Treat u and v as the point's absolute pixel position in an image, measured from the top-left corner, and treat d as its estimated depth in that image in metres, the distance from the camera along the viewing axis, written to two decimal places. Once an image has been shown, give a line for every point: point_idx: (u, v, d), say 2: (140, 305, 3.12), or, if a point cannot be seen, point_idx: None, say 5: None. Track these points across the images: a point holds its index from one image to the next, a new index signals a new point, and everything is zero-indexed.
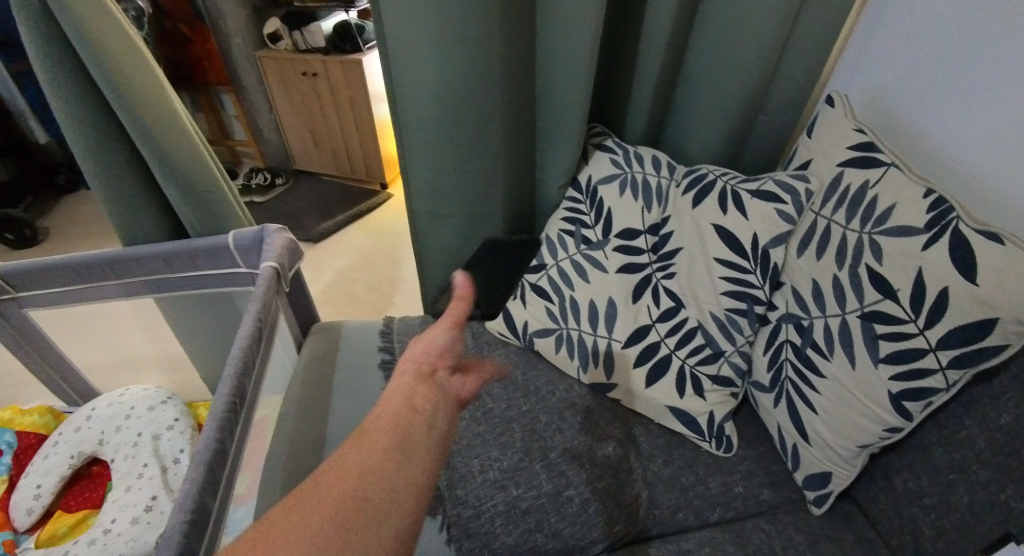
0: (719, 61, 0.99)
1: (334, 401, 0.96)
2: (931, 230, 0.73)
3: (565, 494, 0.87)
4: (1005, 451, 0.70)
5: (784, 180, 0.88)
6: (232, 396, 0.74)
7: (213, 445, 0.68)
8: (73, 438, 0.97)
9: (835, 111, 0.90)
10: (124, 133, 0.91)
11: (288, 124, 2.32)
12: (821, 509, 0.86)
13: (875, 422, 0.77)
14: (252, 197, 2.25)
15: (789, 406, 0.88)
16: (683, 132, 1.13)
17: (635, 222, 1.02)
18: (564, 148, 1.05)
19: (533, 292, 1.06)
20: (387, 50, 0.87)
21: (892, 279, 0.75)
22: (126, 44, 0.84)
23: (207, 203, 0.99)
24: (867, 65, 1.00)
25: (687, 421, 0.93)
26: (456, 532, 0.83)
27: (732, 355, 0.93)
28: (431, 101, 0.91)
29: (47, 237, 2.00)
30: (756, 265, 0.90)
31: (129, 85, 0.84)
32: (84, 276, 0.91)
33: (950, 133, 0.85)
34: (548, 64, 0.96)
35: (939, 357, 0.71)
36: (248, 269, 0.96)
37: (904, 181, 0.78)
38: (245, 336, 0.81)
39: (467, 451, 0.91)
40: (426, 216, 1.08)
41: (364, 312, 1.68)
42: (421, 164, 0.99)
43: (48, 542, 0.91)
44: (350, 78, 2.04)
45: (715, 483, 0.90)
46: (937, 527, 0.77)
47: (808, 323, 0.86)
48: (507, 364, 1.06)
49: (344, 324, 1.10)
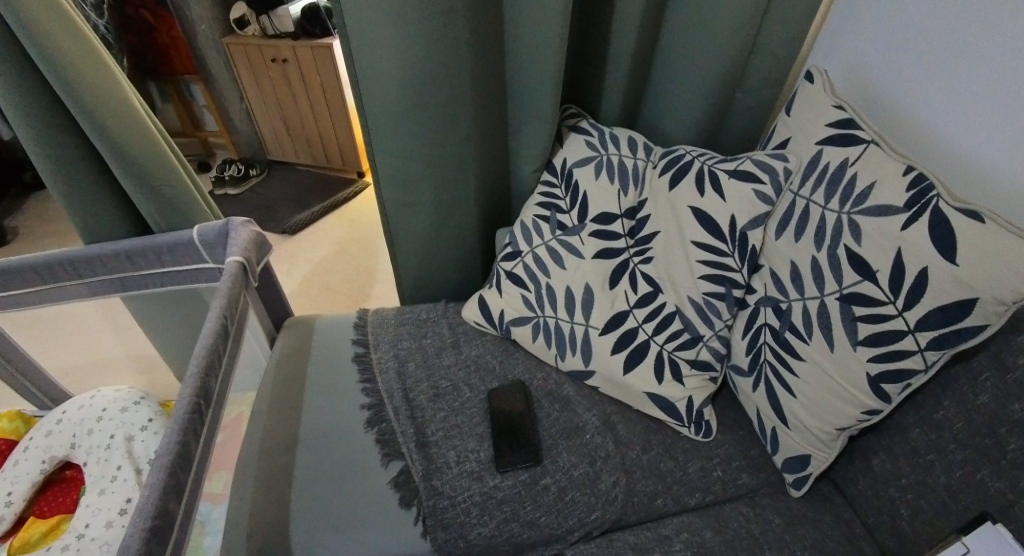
0: (694, 37, 0.96)
1: (306, 399, 0.96)
2: (911, 210, 0.70)
3: (541, 483, 0.86)
4: (983, 431, 0.69)
5: (761, 160, 0.86)
6: (195, 396, 0.71)
7: (175, 448, 0.65)
8: (44, 443, 0.96)
9: (815, 87, 0.87)
10: (76, 127, 0.88)
11: (260, 113, 2.29)
12: (800, 492, 0.85)
13: (854, 405, 0.76)
14: (227, 190, 2.23)
15: (768, 390, 0.87)
16: (660, 113, 1.10)
17: (611, 205, 0.99)
18: (537, 131, 1.02)
19: (510, 280, 1.04)
20: (347, 33, 0.83)
21: (870, 260, 0.73)
22: (72, 33, 0.80)
23: (168, 198, 0.97)
24: (848, 39, 0.97)
25: (666, 407, 0.92)
26: (431, 523, 0.81)
27: (710, 339, 0.92)
28: (397, 83, 0.87)
29: (15, 237, 1.97)
30: (734, 248, 0.88)
31: (79, 77, 0.80)
32: (45, 275, 0.89)
33: (933, 109, 0.82)
34: (517, 43, 0.93)
35: (917, 339, 0.70)
36: (215, 264, 0.94)
37: (883, 158, 0.75)
38: (209, 333, 0.78)
39: (442, 442, 0.90)
40: (397, 204, 1.05)
41: (340, 304, 1.66)
42: (389, 151, 0.96)
43: (21, 549, 0.92)
44: (320, 65, 2.02)
45: (694, 468, 0.89)
46: (915, 508, 0.76)
47: (786, 306, 0.84)
48: (483, 354, 1.04)
49: (316, 318, 1.11)
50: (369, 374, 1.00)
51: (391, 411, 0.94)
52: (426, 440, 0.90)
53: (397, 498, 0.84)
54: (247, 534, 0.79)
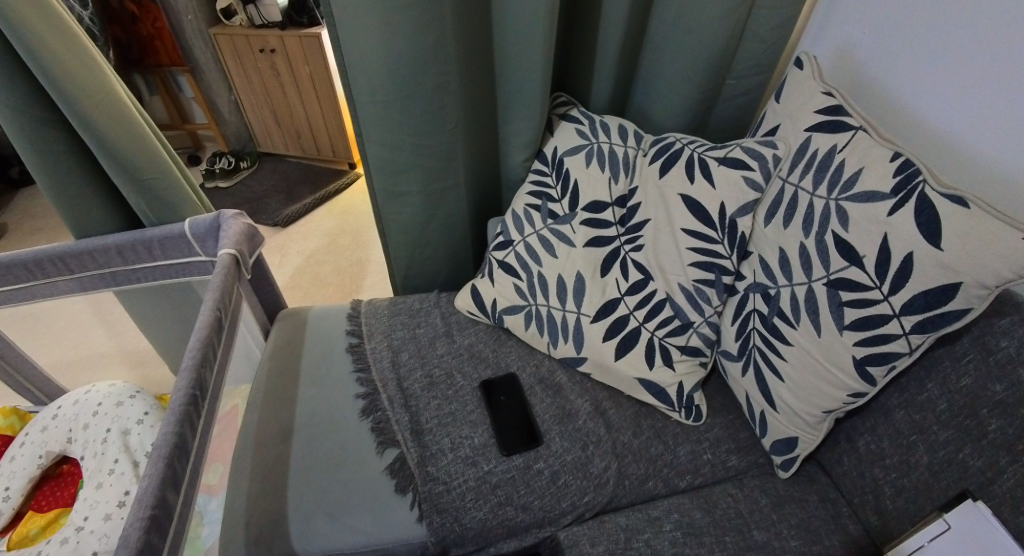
0: (684, 24, 0.96)
1: (301, 388, 0.97)
2: (897, 196, 0.71)
3: (535, 468, 0.88)
4: (964, 412, 0.70)
5: (751, 147, 0.86)
6: (191, 387, 0.71)
7: (172, 440, 0.65)
8: (40, 438, 0.98)
9: (803, 73, 0.87)
10: (63, 121, 0.87)
11: (248, 104, 2.27)
12: (787, 473, 0.87)
13: (840, 387, 0.78)
14: (217, 182, 2.22)
15: (757, 375, 0.89)
16: (650, 100, 1.10)
17: (601, 193, 1.00)
18: (527, 120, 1.02)
19: (501, 269, 1.05)
20: (335, 22, 0.83)
21: (857, 246, 0.74)
22: (54, 24, 0.80)
23: (158, 191, 0.96)
24: (837, 25, 0.97)
25: (657, 392, 0.94)
26: (426, 508, 0.83)
27: (700, 325, 0.93)
28: (384, 74, 0.86)
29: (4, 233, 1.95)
30: (723, 235, 0.88)
31: (62, 69, 0.80)
32: (37, 271, 0.89)
33: (922, 96, 0.83)
34: (506, 31, 0.93)
35: (902, 323, 0.71)
36: (206, 257, 0.94)
37: (871, 144, 0.76)
38: (202, 326, 0.77)
39: (437, 429, 0.91)
40: (387, 195, 1.05)
41: (333, 296, 1.67)
42: (379, 141, 0.96)
43: (20, 544, 0.93)
44: (310, 54, 2.00)
45: (684, 451, 0.91)
46: (897, 486, 0.78)
47: (774, 292, 0.85)
48: (476, 343, 1.05)
49: (309, 310, 1.11)
50: (363, 364, 1.01)
51: (385, 400, 0.95)
52: (420, 428, 0.91)
53: (392, 484, 0.85)
54: (245, 522, 0.80)
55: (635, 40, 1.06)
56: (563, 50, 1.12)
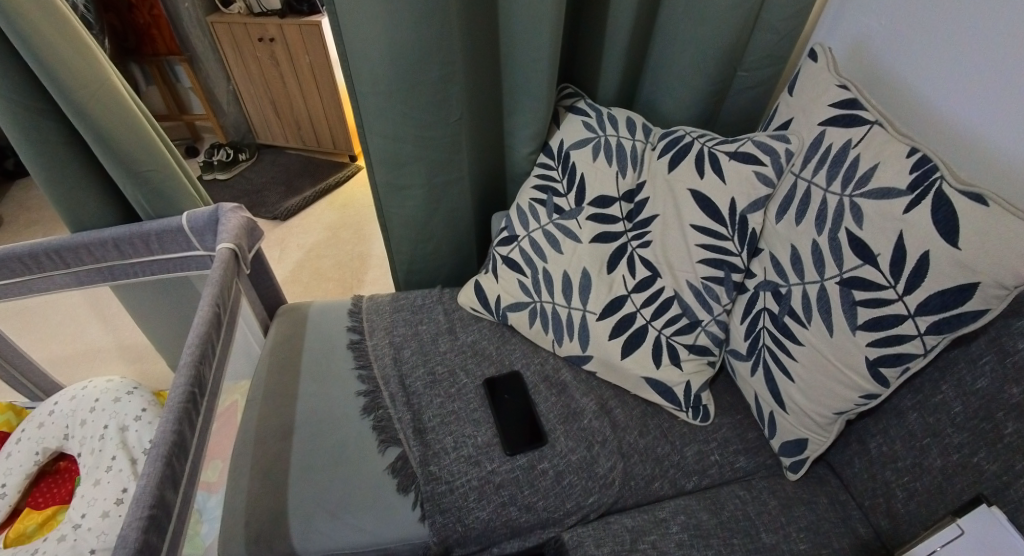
0: (695, 14, 0.93)
1: (300, 386, 0.96)
2: (914, 192, 0.69)
3: (539, 467, 0.86)
4: (979, 415, 0.69)
5: (763, 141, 0.83)
6: (190, 384, 0.69)
7: (171, 438, 0.63)
8: (36, 435, 0.97)
9: (818, 64, 0.84)
10: (59, 111, 0.85)
11: (247, 94, 2.24)
12: (796, 475, 0.86)
13: (851, 388, 0.76)
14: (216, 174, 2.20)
15: (766, 374, 0.87)
16: (658, 92, 1.07)
17: (609, 188, 0.98)
18: (533, 111, 0.99)
19: (505, 264, 1.02)
20: (337, 11, 0.80)
21: (872, 244, 0.72)
22: (50, 14, 0.77)
23: (156, 183, 0.94)
24: (852, 16, 0.95)
25: (662, 392, 0.92)
26: (429, 508, 0.81)
27: (708, 324, 0.91)
28: (388, 62, 0.84)
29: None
30: (733, 232, 0.86)
31: (60, 62, 0.78)
32: (32, 265, 0.87)
33: (942, 90, 0.80)
34: (511, 20, 0.90)
35: (917, 323, 0.69)
36: (205, 251, 0.92)
37: (887, 139, 0.73)
38: (201, 321, 0.75)
39: (439, 427, 0.90)
40: (390, 189, 1.03)
41: (332, 291, 1.65)
42: (381, 133, 0.94)
43: (17, 541, 0.92)
44: (310, 43, 1.97)
45: (691, 452, 0.90)
46: (910, 489, 0.76)
47: (786, 290, 0.83)
48: (480, 340, 1.03)
49: (310, 305, 1.09)
50: (365, 361, 0.99)
51: (387, 397, 0.93)
52: (423, 426, 0.90)
53: (393, 482, 0.84)
54: (245, 520, 0.79)
55: (643, 31, 1.03)
56: (569, 40, 1.10)
